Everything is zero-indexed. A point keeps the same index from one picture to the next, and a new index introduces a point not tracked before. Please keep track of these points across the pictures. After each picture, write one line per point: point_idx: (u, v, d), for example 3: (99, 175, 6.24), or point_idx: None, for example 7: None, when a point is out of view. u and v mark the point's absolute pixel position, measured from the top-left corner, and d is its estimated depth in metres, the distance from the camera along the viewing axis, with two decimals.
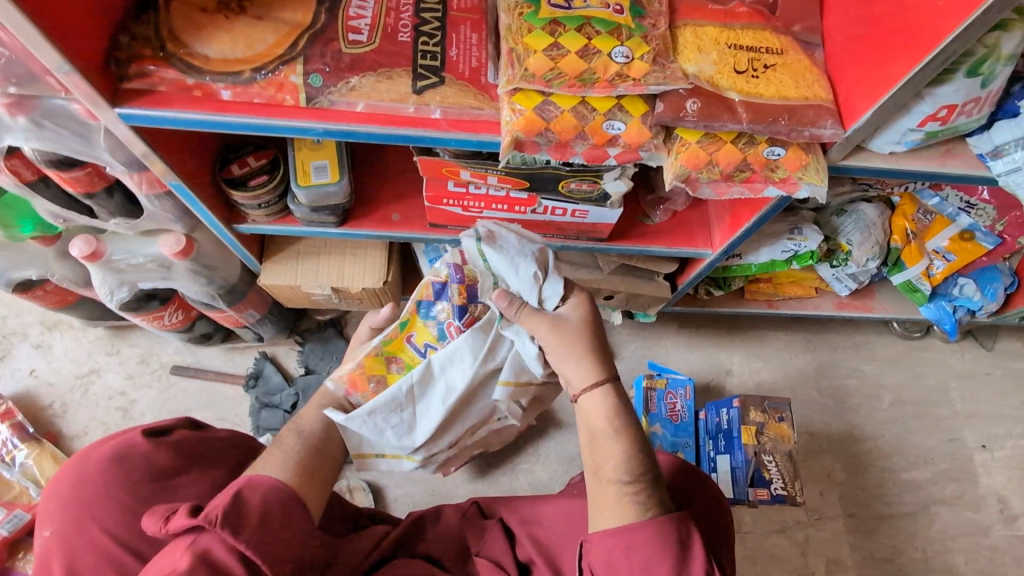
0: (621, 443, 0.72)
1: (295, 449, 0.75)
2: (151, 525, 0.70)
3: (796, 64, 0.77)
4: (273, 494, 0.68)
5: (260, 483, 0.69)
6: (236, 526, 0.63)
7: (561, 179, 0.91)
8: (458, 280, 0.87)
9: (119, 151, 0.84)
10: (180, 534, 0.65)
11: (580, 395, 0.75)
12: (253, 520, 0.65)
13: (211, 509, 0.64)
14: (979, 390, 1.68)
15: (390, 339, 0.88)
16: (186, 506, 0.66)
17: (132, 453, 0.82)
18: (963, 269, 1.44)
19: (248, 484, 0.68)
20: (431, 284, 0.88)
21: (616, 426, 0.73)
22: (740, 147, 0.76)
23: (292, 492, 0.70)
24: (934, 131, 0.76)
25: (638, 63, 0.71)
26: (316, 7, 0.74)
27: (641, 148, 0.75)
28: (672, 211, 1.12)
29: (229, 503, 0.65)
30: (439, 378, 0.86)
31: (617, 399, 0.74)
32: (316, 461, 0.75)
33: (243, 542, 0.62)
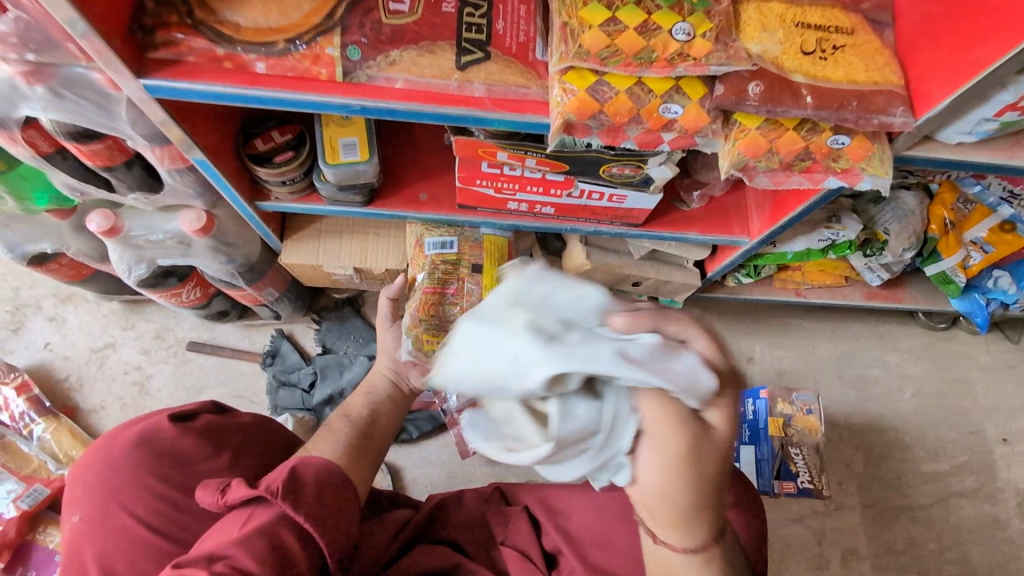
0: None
1: (345, 432, 0.78)
2: (203, 498, 0.71)
3: (866, 45, 0.71)
4: (324, 472, 0.68)
5: (312, 462, 0.69)
6: (296, 497, 0.64)
7: (603, 163, 0.86)
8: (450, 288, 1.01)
9: (141, 123, 0.80)
10: (238, 509, 0.66)
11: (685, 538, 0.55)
12: (309, 493, 0.65)
13: (271, 481, 0.65)
14: (1003, 383, 1.66)
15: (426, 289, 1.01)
16: (241, 480, 0.68)
17: (159, 439, 0.80)
18: (1000, 262, 1.40)
19: (302, 461, 0.69)
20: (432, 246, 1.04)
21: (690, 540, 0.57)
22: (803, 134, 0.71)
23: (341, 473, 0.70)
24: (1010, 122, 0.71)
25: (699, 41, 0.66)
26: None
27: (697, 134, 0.71)
28: (709, 196, 1.07)
29: (286, 476, 0.65)
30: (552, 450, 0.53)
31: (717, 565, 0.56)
32: (365, 443, 0.77)
33: (301, 514, 0.63)
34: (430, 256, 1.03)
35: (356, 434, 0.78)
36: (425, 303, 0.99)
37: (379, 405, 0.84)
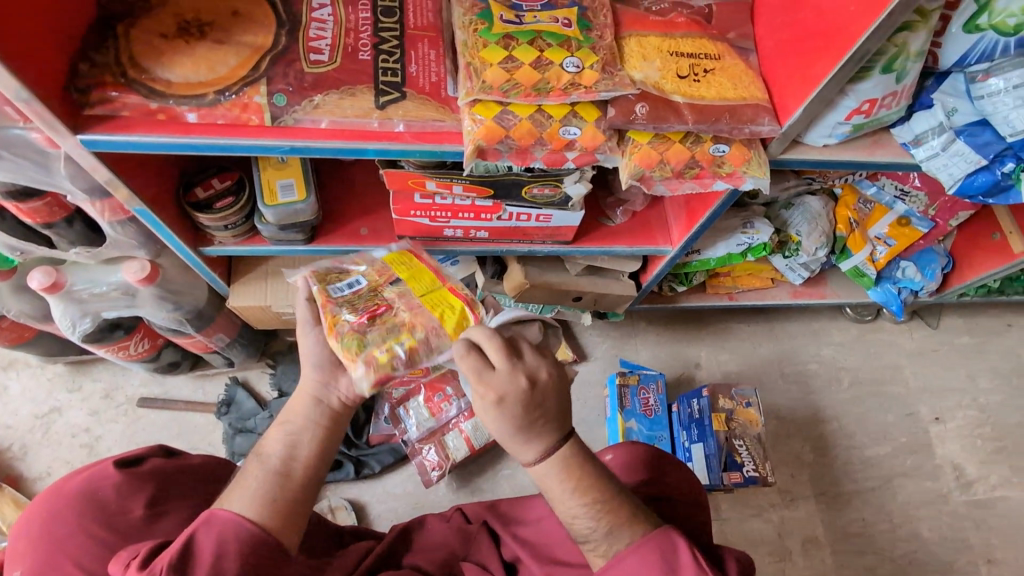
0: (583, 500, 0.66)
1: (257, 476, 0.68)
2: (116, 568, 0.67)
3: (733, 68, 0.83)
4: (229, 535, 0.64)
5: (218, 519, 0.65)
6: None
7: (523, 184, 0.95)
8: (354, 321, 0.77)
9: (80, 178, 0.83)
10: None
11: (530, 458, 0.67)
12: (204, 567, 0.62)
13: (157, 562, 0.62)
14: (928, 365, 1.80)
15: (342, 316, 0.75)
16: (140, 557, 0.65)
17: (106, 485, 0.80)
18: (904, 253, 1.55)
19: (203, 523, 0.64)
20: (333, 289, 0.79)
21: (577, 491, 0.66)
22: (688, 145, 0.81)
23: (250, 528, 0.64)
24: (860, 124, 0.83)
25: (588, 72, 0.76)
26: (276, 29, 0.75)
27: (596, 151, 0.80)
28: (631, 211, 1.17)
29: (178, 552, 0.63)
30: None
31: (572, 465, 0.66)
32: (281, 489, 0.68)
33: None
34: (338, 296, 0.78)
35: (283, 473, 0.69)
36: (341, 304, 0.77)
37: (298, 442, 0.71)
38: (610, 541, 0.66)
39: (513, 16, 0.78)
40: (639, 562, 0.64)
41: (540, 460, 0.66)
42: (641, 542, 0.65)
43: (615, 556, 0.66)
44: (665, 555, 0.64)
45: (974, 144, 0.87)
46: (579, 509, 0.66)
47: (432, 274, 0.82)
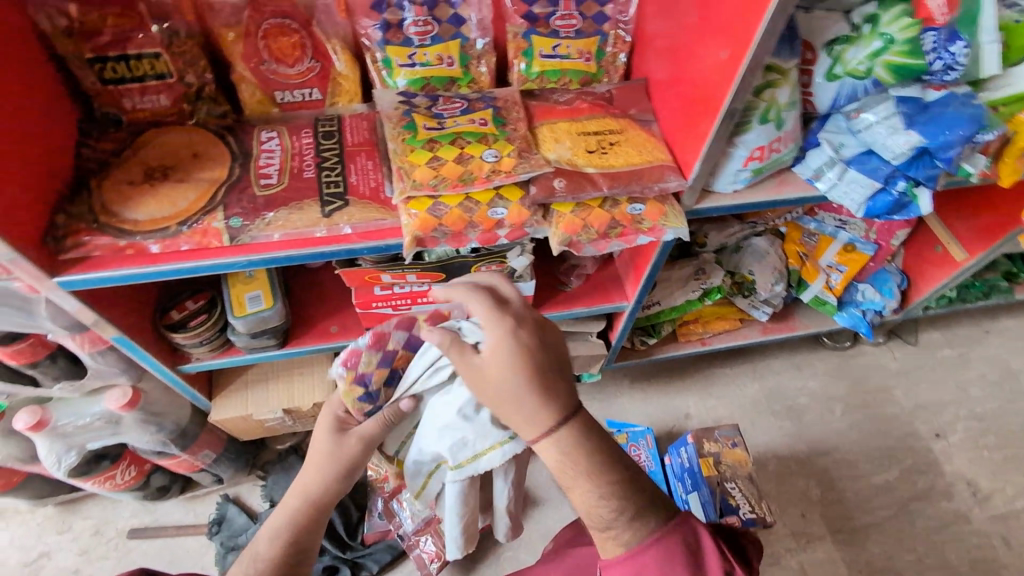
0: (595, 481, 0.64)
1: None
2: None
3: (637, 137, 0.94)
4: None
5: None
6: None
7: (471, 264, 1.02)
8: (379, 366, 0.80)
9: (61, 316, 0.90)
10: None
11: (544, 429, 0.64)
12: None
13: None
14: (916, 383, 1.81)
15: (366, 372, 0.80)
16: None
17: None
18: (860, 277, 1.61)
19: None
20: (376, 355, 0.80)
21: (592, 470, 0.64)
22: (606, 209, 0.90)
23: None
24: (759, 168, 0.93)
25: (506, 159, 0.87)
26: (230, 163, 0.86)
27: (524, 225, 0.88)
28: (585, 274, 1.23)
29: None
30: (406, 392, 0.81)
31: (583, 439, 0.64)
32: None
33: None
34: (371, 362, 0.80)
35: (275, 570, 0.71)
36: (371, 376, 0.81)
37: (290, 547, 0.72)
38: (634, 526, 0.63)
39: (435, 123, 0.89)
40: (661, 556, 0.61)
41: (554, 431, 0.64)
42: (664, 535, 0.61)
43: (634, 550, 0.62)
44: (692, 550, 0.61)
45: (865, 171, 0.96)
46: (602, 497, 0.63)
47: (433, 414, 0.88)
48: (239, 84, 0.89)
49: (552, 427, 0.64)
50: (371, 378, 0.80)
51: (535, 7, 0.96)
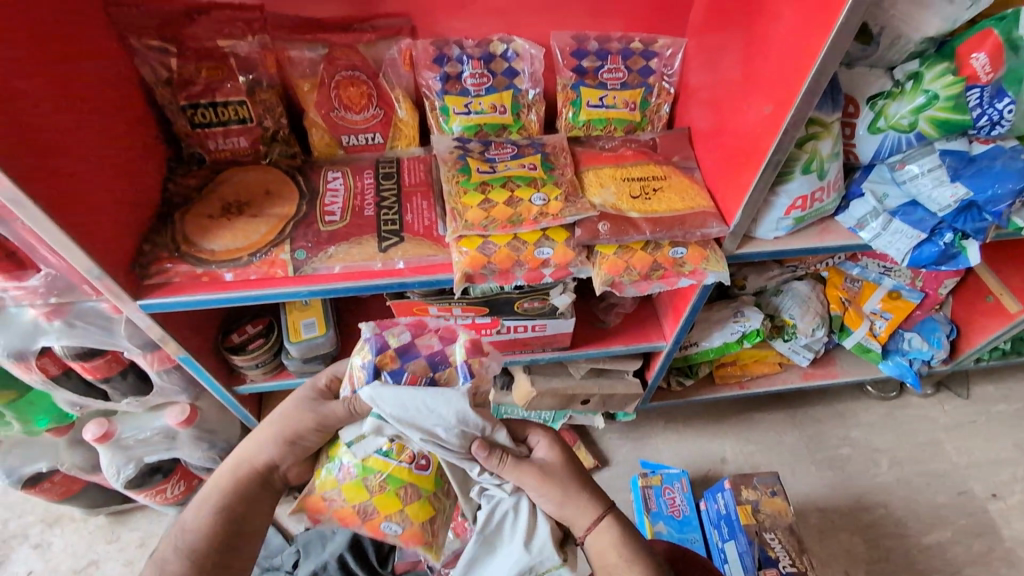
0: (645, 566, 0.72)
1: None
2: None
3: (679, 184, 0.97)
4: None
5: None
6: None
7: (515, 300, 1.06)
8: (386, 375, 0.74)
9: (136, 335, 0.98)
10: None
11: (584, 531, 0.74)
12: None
13: None
14: (970, 438, 1.73)
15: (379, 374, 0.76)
16: None
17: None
18: (905, 325, 1.58)
19: None
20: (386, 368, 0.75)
21: (636, 554, 0.73)
22: (649, 251, 0.93)
23: None
24: (801, 216, 0.95)
25: (553, 202, 0.91)
26: (298, 200, 0.93)
27: (569, 265, 0.92)
28: (623, 312, 1.25)
29: None
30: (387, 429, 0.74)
31: (619, 526, 0.74)
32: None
33: None
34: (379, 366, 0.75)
35: (211, 539, 0.71)
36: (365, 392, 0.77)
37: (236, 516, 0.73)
38: None
39: (487, 167, 0.94)
40: None
41: (594, 526, 0.74)
42: None
43: None
44: None
45: (910, 222, 0.97)
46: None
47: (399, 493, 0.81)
48: (311, 129, 0.97)
49: (591, 522, 0.74)
50: (389, 351, 0.75)
51: (584, 61, 1.02)
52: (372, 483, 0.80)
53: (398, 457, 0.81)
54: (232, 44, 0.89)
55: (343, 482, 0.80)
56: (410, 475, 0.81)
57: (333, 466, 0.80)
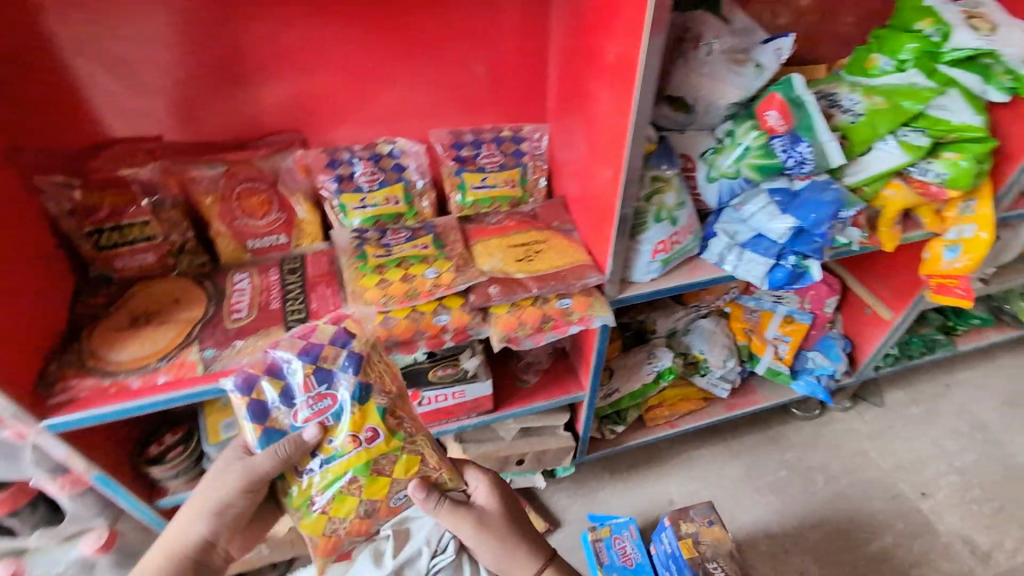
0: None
1: None
2: None
3: (558, 244, 1.09)
4: None
5: None
6: None
7: (427, 369, 1.12)
8: (283, 372, 0.77)
9: (45, 461, 0.97)
10: None
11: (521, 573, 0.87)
12: None
13: None
14: (891, 443, 1.84)
15: (276, 381, 0.77)
16: None
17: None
18: (806, 345, 1.72)
19: None
20: (275, 372, 0.77)
21: None
22: (537, 305, 1.03)
23: None
24: (666, 258, 1.08)
25: (445, 274, 1.01)
26: (206, 302, 0.98)
27: (467, 328, 1.00)
28: (541, 369, 1.34)
29: None
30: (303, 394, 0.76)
31: None
32: None
33: None
34: (261, 367, 0.77)
35: None
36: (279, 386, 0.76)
37: None
38: None
39: (383, 251, 1.04)
40: None
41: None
42: None
43: None
44: None
45: (759, 251, 1.12)
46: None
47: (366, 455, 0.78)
48: (217, 238, 1.03)
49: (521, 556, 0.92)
50: (260, 380, 0.77)
51: (462, 151, 1.17)
52: (350, 487, 0.78)
53: (347, 451, 0.77)
54: (134, 172, 0.96)
55: (328, 510, 0.79)
56: (370, 452, 0.78)
57: (303, 511, 0.79)
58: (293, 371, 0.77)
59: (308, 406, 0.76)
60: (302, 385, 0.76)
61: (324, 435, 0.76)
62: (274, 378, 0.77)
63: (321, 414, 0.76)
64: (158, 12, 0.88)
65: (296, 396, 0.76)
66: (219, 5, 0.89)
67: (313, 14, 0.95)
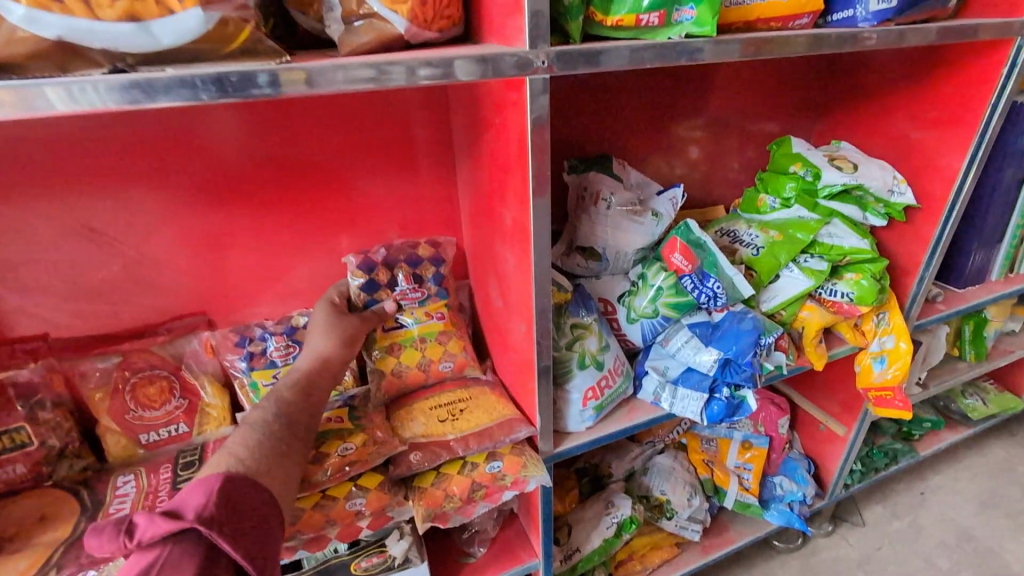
0: None
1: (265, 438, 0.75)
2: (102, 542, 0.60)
3: (485, 399, 1.04)
4: (236, 486, 0.65)
5: (234, 480, 0.65)
6: (225, 521, 0.60)
7: (348, 562, 0.97)
8: (393, 259, 1.08)
9: None
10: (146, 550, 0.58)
11: None
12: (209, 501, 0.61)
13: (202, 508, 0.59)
14: (884, 567, 1.70)
15: (387, 267, 1.07)
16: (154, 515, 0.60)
17: (185, 566, 0.56)
18: (770, 470, 1.65)
19: (226, 481, 0.64)
20: (385, 257, 1.07)
21: None
22: (465, 472, 0.95)
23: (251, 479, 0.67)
24: (599, 403, 1.04)
25: (360, 448, 0.92)
26: (76, 518, 0.83)
27: (386, 509, 0.91)
28: (488, 538, 1.20)
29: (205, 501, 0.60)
30: (405, 275, 1.08)
31: None
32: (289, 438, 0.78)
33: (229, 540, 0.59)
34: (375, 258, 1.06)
35: (301, 399, 0.84)
36: (387, 271, 1.07)
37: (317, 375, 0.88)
38: None
39: None
40: None
41: None
42: None
43: None
44: None
45: (690, 386, 1.09)
46: None
47: (440, 326, 1.08)
48: (103, 436, 0.92)
49: None
50: (373, 267, 1.06)
51: None
52: (418, 345, 1.05)
53: (423, 320, 1.07)
54: (11, 373, 0.88)
55: (399, 355, 1.04)
56: (441, 327, 1.08)
57: (381, 353, 1.04)
58: (405, 259, 1.08)
59: (401, 292, 1.07)
60: (401, 276, 1.07)
61: (401, 308, 1.07)
62: (385, 266, 1.07)
63: (416, 300, 1.08)
64: (66, 214, 0.89)
65: (396, 282, 1.07)
66: (126, 204, 0.92)
67: (225, 202, 0.98)
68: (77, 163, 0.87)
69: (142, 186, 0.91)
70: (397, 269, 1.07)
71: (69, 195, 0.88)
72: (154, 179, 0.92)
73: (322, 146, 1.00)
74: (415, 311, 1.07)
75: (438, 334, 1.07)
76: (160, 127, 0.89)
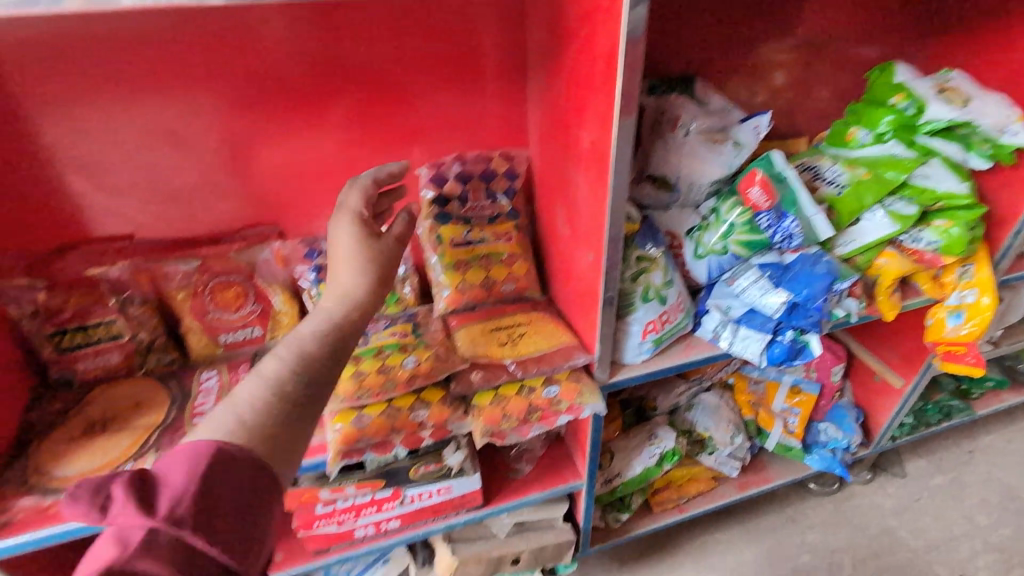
0: None
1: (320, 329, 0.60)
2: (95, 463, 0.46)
3: (543, 326, 1.05)
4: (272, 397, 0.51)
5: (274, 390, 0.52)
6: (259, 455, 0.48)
7: (409, 467, 1.03)
8: (467, 176, 1.10)
9: None
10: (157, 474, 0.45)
11: None
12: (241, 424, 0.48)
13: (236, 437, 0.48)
14: (920, 518, 1.71)
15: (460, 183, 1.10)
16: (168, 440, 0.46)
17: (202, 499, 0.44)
18: (817, 416, 1.64)
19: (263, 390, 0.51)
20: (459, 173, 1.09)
21: None
22: (523, 395, 0.97)
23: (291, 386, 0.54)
24: (659, 337, 1.03)
25: (424, 363, 0.95)
26: (167, 406, 0.92)
27: (447, 422, 0.95)
28: (535, 456, 1.26)
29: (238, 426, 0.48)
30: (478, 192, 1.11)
31: None
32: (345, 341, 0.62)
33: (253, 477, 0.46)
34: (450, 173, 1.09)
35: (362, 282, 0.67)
36: (459, 187, 1.09)
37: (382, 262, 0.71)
38: None
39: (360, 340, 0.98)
40: None
41: None
42: None
43: None
44: None
45: (754, 327, 1.07)
46: None
47: (506, 246, 1.11)
48: (187, 334, 1.00)
49: None
50: (446, 181, 1.09)
51: None
52: (483, 264, 1.09)
53: (492, 240, 1.11)
54: (104, 271, 0.95)
55: (465, 272, 1.08)
56: (507, 248, 1.11)
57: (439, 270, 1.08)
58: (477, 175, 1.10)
59: (474, 208, 1.11)
60: (473, 191, 1.11)
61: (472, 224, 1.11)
62: (458, 182, 1.09)
63: (487, 217, 1.12)
64: (144, 120, 0.90)
65: (468, 198, 1.11)
66: (200, 113, 0.92)
67: (292, 112, 0.96)
68: (152, 68, 0.86)
69: (213, 95, 0.91)
70: (469, 186, 1.10)
71: (148, 101, 0.89)
72: (226, 88, 0.91)
73: (389, 56, 0.96)
74: (484, 228, 1.11)
75: (502, 254, 1.11)
76: (232, 31, 0.87)
